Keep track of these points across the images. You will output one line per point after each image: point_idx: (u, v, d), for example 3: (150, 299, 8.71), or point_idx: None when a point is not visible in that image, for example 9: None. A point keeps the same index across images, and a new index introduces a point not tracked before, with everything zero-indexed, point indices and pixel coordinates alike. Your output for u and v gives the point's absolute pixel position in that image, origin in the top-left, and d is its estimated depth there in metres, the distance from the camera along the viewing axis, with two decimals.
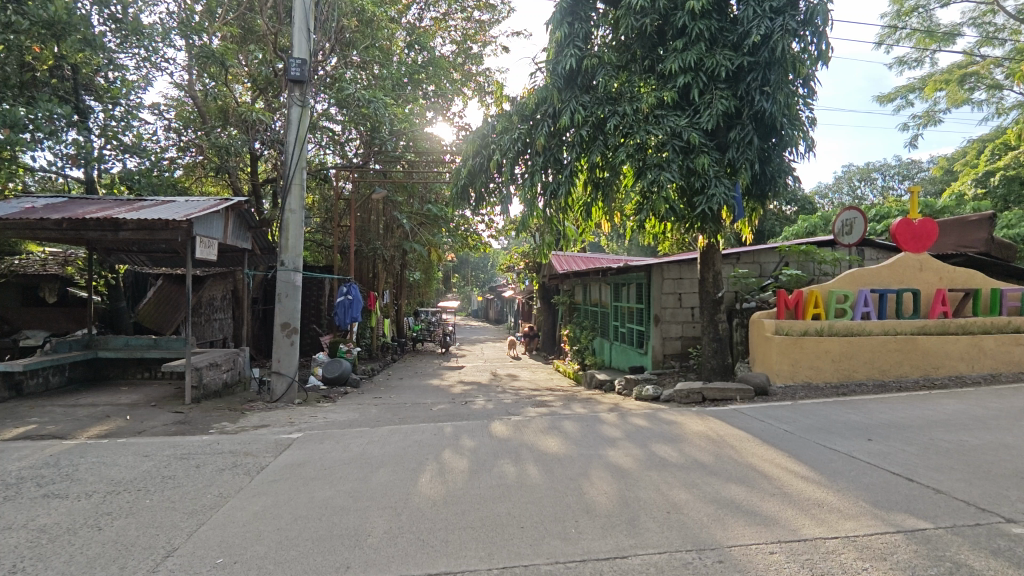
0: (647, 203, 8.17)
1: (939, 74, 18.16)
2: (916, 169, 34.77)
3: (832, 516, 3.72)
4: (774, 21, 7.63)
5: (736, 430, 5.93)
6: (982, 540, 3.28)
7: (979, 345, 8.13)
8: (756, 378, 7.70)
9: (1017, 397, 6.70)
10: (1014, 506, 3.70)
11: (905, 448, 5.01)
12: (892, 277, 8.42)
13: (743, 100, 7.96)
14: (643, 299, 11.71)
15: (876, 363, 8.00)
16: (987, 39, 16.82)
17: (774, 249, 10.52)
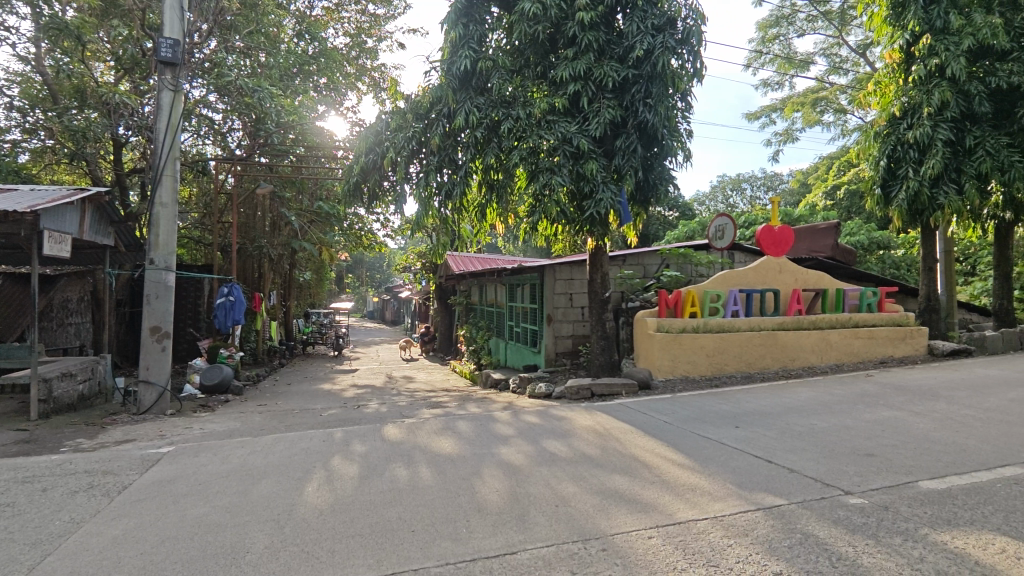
0: (539, 206, 8.41)
1: (797, 97, 20.33)
2: (778, 182, 38.63)
3: (704, 499, 4.03)
4: (656, 38, 8.12)
5: (621, 424, 6.24)
6: (826, 511, 3.70)
7: (827, 339, 9.18)
8: (640, 373, 8.17)
9: (855, 384, 7.64)
10: (851, 480, 4.22)
11: (766, 433, 5.54)
12: (756, 278, 9.29)
13: (628, 111, 8.40)
14: (536, 300, 12.01)
15: (743, 357, 8.79)
16: (834, 69, 19.07)
17: (655, 252, 11.22)
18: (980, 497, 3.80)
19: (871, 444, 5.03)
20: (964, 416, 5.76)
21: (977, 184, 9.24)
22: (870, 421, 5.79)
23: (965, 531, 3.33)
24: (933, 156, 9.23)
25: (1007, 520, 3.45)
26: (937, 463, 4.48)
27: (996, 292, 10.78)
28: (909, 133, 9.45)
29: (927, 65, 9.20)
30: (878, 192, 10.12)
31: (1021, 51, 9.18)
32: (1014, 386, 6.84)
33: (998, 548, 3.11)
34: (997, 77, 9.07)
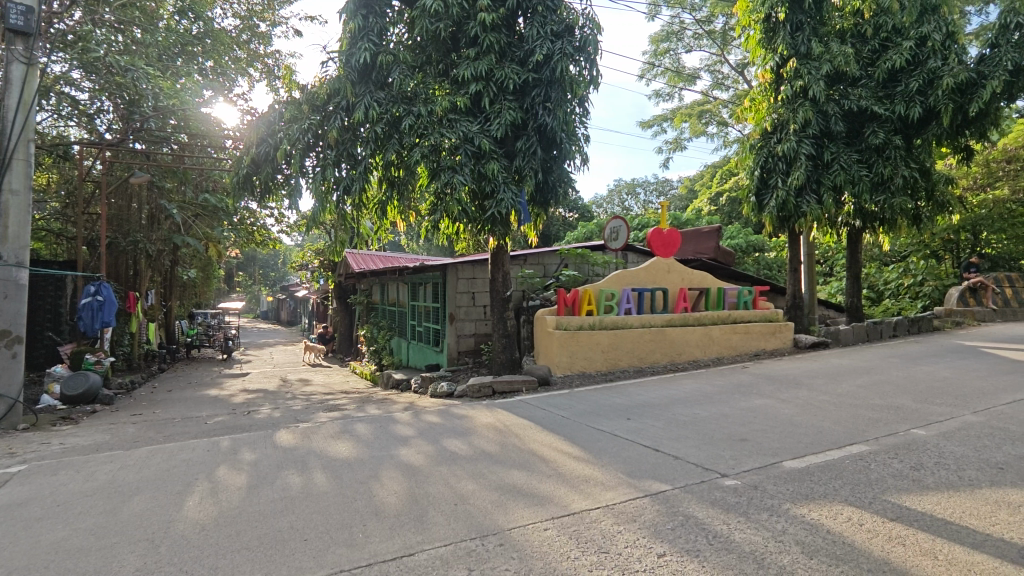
0: (441, 204, 8.39)
1: (685, 109, 21.75)
2: (667, 187, 41.13)
3: (597, 488, 4.22)
4: (555, 43, 8.34)
5: (521, 420, 6.36)
6: (705, 494, 4.00)
7: (709, 334, 9.91)
8: (539, 370, 8.38)
9: (732, 375, 8.32)
10: (727, 463, 4.60)
11: (654, 423, 5.89)
12: (646, 278, 9.84)
13: (528, 113, 8.57)
14: (439, 299, 11.94)
15: (635, 352, 9.27)
16: (717, 84, 20.61)
17: (555, 252, 11.55)
18: (832, 472, 4.29)
19: (745, 430, 5.50)
20: (821, 402, 6.45)
21: (833, 195, 10.38)
22: (744, 408, 6.34)
23: (820, 503, 3.74)
24: (798, 168, 10.25)
25: (853, 492, 3.91)
26: (798, 444, 4.99)
27: (849, 291, 12.15)
28: (778, 147, 10.44)
29: (793, 86, 10.20)
30: (753, 199, 11.08)
31: (868, 78, 10.43)
32: (861, 373, 7.78)
33: (845, 517, 3.53)
34: (849, 100, 10.25)
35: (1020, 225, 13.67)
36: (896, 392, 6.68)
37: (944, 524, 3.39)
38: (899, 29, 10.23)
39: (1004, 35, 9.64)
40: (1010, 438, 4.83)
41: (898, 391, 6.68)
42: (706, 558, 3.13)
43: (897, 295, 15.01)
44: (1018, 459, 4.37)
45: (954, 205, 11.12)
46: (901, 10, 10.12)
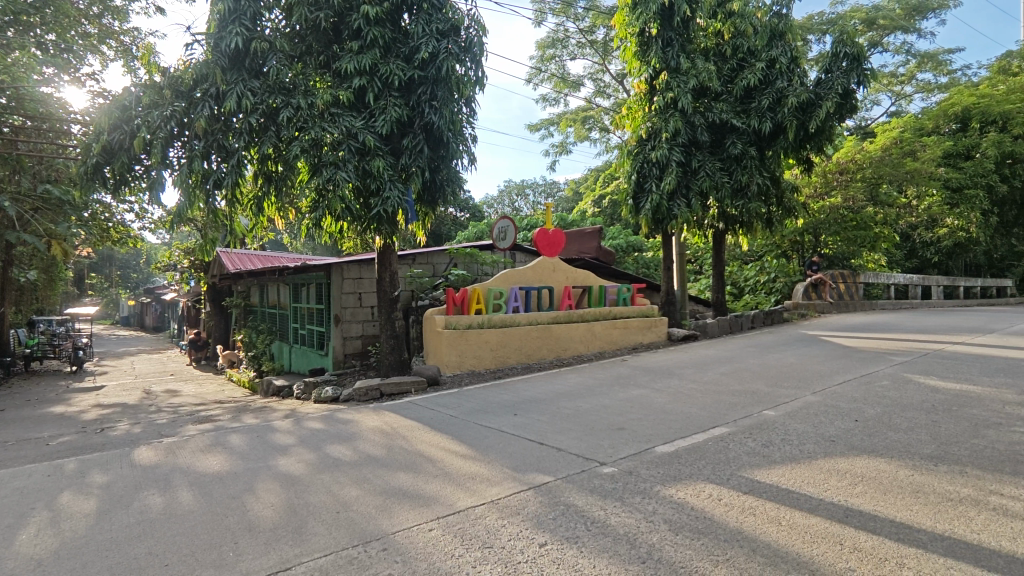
0: (323, 201, 8.06)
1: (571, 114, 22.62)
2: (555, 189, 42.59)
3: (482, 485, 4.27)
4: (440, 42, 8.29)
5: (409, 421, 6.28)
6: (586, 482, 4.20)
7: (592, 330, 10.38)
8: (429, 370, 8.31)
9: (613, 368, 8.78)
10: (605, 452, 4.85)
11: (539, 418, 6.06)
12: (533, 276, 10.11)
13: (414, 110, 8.45)
14: (323, 300, 11.45)
15: (522, 349, 9.49)
16: (599, 92, 21.64)
17: (444, 251, 11.52)
18: (697, 454, 4.68)
19: (623, 420, 5.83)
20: (690, 390, 7.00)
21: (700, 200, 11.31)
22: (623, 399, 6.72)
23: (686, 483, 4.06)
24: (670, 174, 11.04)
25: (713, 470, 4.29)
26: (669, 430, 5.38)
27: (715, 287, 13.28)
28: (652, 153, 11.18)
29: (665, 97, 10.97)
30: (631, 202, 11.76)
31: (728, 94, 11.46)
32: (723, 362, 8.54)
33: (707, 494, 3.86)
34: (713, 112, 11.21)
35: (851, 229, 15.68)
36: (752, 378, 7.41)
37: (787, 493, 3.82)
38: (753, 51, 11.34)
39: (836, 62, 11.02)
40: (840, 414, 5.55)
41: (753, 377, 7.44)
42: (584, 544, 3.28)
43: (755, 290, 16.66)
44: (846, 432, 5.03)
45: (800, 210, 12.54)
46: (754, 34, 11.25)
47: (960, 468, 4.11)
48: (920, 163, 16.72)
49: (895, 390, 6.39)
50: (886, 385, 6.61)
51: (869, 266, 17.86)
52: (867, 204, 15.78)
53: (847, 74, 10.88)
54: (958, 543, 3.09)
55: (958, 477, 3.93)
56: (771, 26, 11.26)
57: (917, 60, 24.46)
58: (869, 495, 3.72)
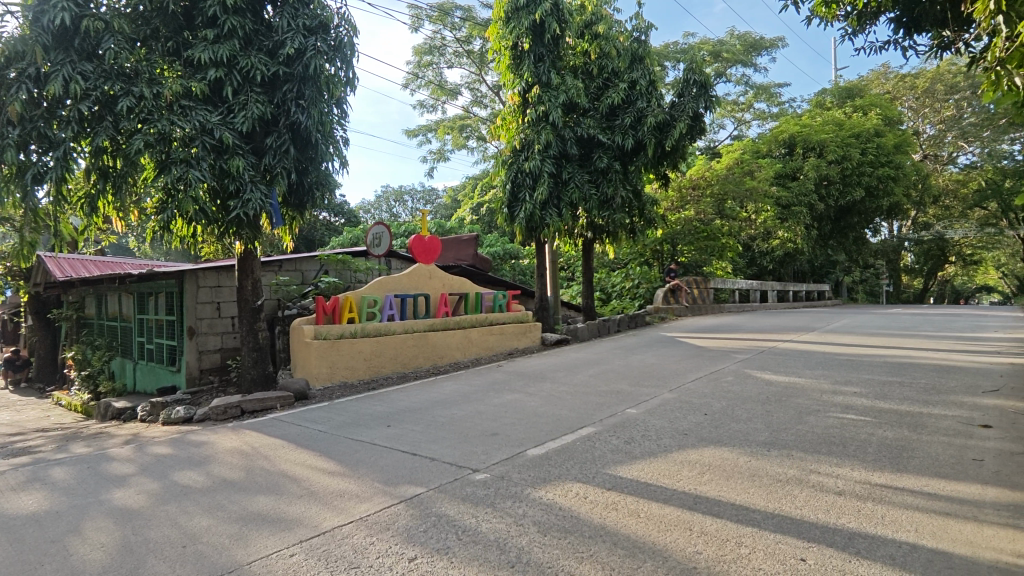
0: (172, 202, 7.31)
1: (448, 122, 22.72)
2: (434, 197, 42.60)
3: (351, 502, 4.08)
4: (308, 38, 7.89)
5: (272, 439, 5.86)
6: (459, 491, 4.17)
7: (468, 336, 10.42)
8: (296, 384, 7.83)
9: (488, 374, 8.88)
10: (479, 458, 4.88)
11: (413, 428, 5.95)
12: (408, 284, 9.96)
13: (279, 109, 7.96)
14: (173, 310, 10.37)
15: (397, 357, 9.29)
16: (476, 102, 21.99)
17: (314, 257, 10.98)
18: (565, 455, 4.86)
19: (496, 425, 5.90)
20: (560, 392, 7.26)
21: (570, 210, 11.85)
22: (497, 404, 6.80)
23: (554, 484, 4.19)
24: (542, 185, 11.44)
25: (580, 469, 4.48)
26: (540, 433, 5.54)
27: (584, 293, 13.94)
28: (526, 164, 11.53)
29: (537, 110, 11.38)
30: (506, 211, 12.01)
31: (594, 110, 12.15)
32: (592, 364, 8.99)
33: (574, 493, 4.01)
34: (581, 127, 11.83)
35: (703, 240, 17.39)
36: (617, 378, 7.87)
37: (645, 486, 4.08)
38: (617, 72, 12.14)
39: (687, 87, 12.09)
40: (692, 409, 6.07)
41: (619, 378, 7.91)
42: (455, 553, 3.25)
43: (621, 296, 17.73)
44: (697, 425, 5.50)
45: (659, 222, 13.58)
46: (617, 56, 12.04)
47: (788, 451, 4.66)
48: (757, 182, 18.91)
49: (737, 384, 7.11)
50: (730, 380, 7.35)
51: (718, 273, 19.80)
52: (715, 217, 17.58)
53: (696, 99, 11.99)
54: (785, 519, 3.49)
55: (786, 460, 4.45)
56: (632, 50, 12.12)
57: (754, 91, 27.70)
58: (714, 482, 4.09)
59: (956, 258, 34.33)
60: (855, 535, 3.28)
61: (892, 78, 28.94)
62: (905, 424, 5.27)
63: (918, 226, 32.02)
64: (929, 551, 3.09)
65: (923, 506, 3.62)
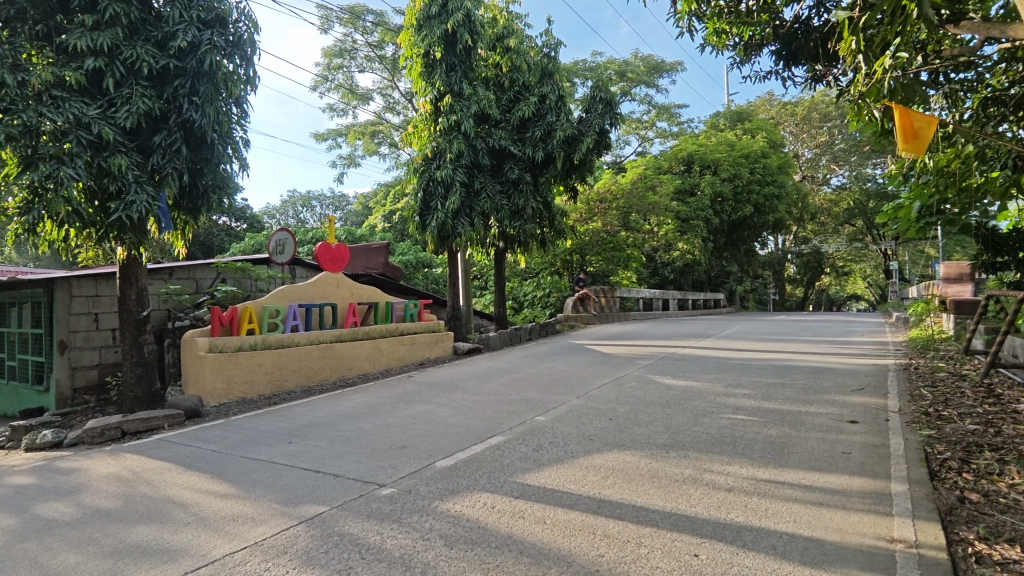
0: (40, 201, 6.57)
1: (359, 127, 22.21)
2: (345, 203, 41.41)
3: (244, 526, 3.82)
4: (202, 32, 7.40)
5: (157, 462, 5.38)
6: (363, 507, 4.03)
7: (378, 347, 10.14)
8: (187, 402, 7.26)
9: (398, 385, 8.69)
10: (385, 473, 4.74)
11: (317, 444, 5.69)
12: (314, 293, 9.57)
13: (169, 105, 7.39)
14: (41, 323, 9.30)
15: (303, 370, 8.87)
16: (388, 108, 21.67)
17: (209, 264, 10.28)
18: (474, 465, 4.84)
19: (405, 437, 5.78)
20: (471, 402, 7.24)
21: (482, 219, 11.92)
22: (406, 416, 6.66)
23: (462, 496, 4.15)
24: (454, 194, 11.45)
25: (489, 479, 4.48)
26: (449, 443, 5.48)
27: (497, 303, 14.01)
28: (437, 172, 11.49)
29: (448, 119, 11.40)
30: (417, 219, 11.87)
31: (506, 122, 12.34)
32: (503, 373, 9.05)
33: (482, 504, 4.00)
34: (493, 138, 11.97)
35: (609, 250, 18.15)
36: (527, 386, 7.96)
37: (552, 493, 4.14)
38: (528, 86, 12.41)
39: (594, 104, 12.55)
40: (598, 414, 6.26)
41: (529, 386, 8.00)
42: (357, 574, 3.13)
43: (533, 305, 18.01)
44: (602, 430, 5.68)
45: (569, 233, 13.95)
46: (528, 70, 12.30)
47: (684, 452, 4.92)
48: (659, 197, 19.97)
49: (639, 389, 7.43)
50: (634, 386, 7.66)
51: (624, 282, 20.64)
52: (621, 229, 18.35)
53: (602, 116, 12.44)
54: (681, 517, 3.67)
55: (683, 460, 4.69)
56: (542, 65, 12.42)
57: (656, 111, 29.33)
58: (617, 485, 4.23)
59: (830, 269, 38.06)
60: (742, 528, 3.51)
61: (776, 105, 31.68)
62: (786, 422, 5.73)
63: (800, 240, 35.12)
64: (806, 539, 3.37)
65: (800, 497, 3.95)
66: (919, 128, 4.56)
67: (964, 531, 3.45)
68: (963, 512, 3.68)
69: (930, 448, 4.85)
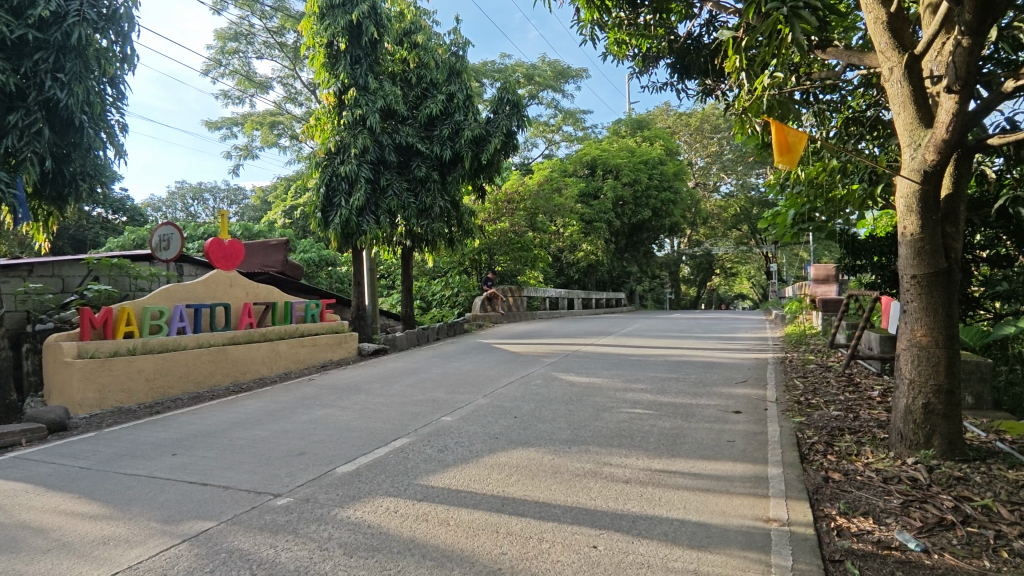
0: None
1: (256, 117, 20.97)
2: (241, 197, 39.00)
3: (117, 550, 3.47)
4: (69, 2, 6.65)
5: (10, 484, 4.76)
6: (255, 520, 3.80)
7: (276, 349, 9.60)
8: (50, 414, 6.49)
9: (297, 389, 8.29)
10: (281, 482, 4.50)
11: (205, 454, 5.30)
12: (204, 293, 8.92)
13: (28, 80, 6.56)
14: None
15: (191, 375, 8.22)
16: (289, 98, 20.64)
17: (79, 261, 9.28)
18: (377, 469, 4.71)
19: (304, 443, 5.52)
20: (375, 404, 7.05)
21: (388, 217, 11.67)
22: (306, 421, 6.36)
23: (363, 501, 4.03)
24: (358, 190, 11.15)
25: (392, 483, 4.38)
26: (351, 448, 5.30)
27: (404, 301, 13.77)
28: (341, 168, 11.14)
29: (353, 113, 11.11)
30: (319, 216, 11.40)
31: (413, 119, 12.15)
32: (409, 374, 8.89)
33: (384, 508, 3.90)
34: (399, 135, 11.77)
35: (517, 250, 18.41)
36: (434, 387, 7.89)
37: (456, 493, 4.12)
38: (435, 83, 12.29)
39: (501, 105, 12.62)
40: (503, 413, 6.31)
41: (435, 386, 7.92)
42: None
43: (441, 304, 17.91)
44: (507, 428, 5.73)
45: (477, 232, 13.97)
46: (435, 68, 12.17)
47: (585, 447, 5.09)
48: (564, 199, 20.53)
49: (544, 386, 7.59)
50: (539, 383, 7.82)
51: (531, 282, 21.02)
52: (527, 230, 18.68)
53: (509, 118, 12.57)
54: (581, 511, 3.78)
55: (584, 455, 4.84)
56: (450, 63, 12.33)
57: (562, 115, 30.13)
58: (520, 482, 4.29)
59: (720, 270, 40.96)
60: (637, 518, 3.67)
61: (672, 115, 33.60)
62: (679, 414, 6.09)
63: (693, 243, 37.49)
64: (694, 524, 3.59)
65: (691, 485, 4.21)
66: (792, 143, 4.98)
67: (828, 507, 3.83)
68: (828, 491, 4.09)
69: (801, 434, 5.34)
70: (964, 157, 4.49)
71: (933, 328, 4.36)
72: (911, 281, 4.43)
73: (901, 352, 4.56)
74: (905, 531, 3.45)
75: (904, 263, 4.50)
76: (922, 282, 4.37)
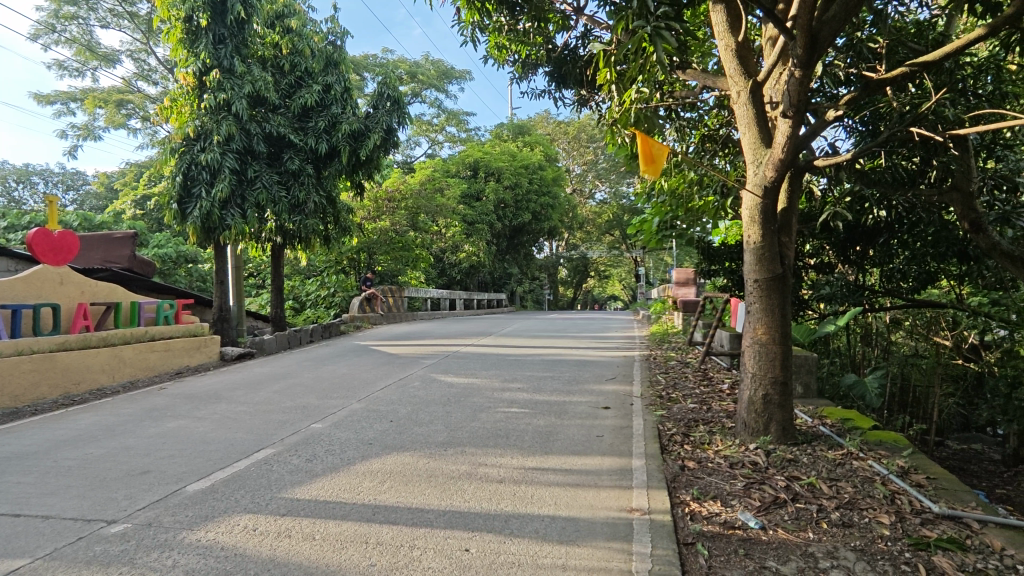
0: None
1: (98, 93, 18.56)
2: (81, 183, 34.39)
3: None
4: None
5: None
6: (81, 553, 3.31)
7: (119, 355, 8.52)
8: None
9: (145, 399, 7.42)
10: (117, 506, 3.99)
11: (20, 480, 4.55)
12: (25, 292, 7.68)
13: None
14: None
15: (7, 388, 7.04)
16: (140, 75, 18.49)
17: None
18: (235, 484, 4.33)
19: (148, 461, 4.93)
20: (237, 413, 6.50)
21: (256, 211, 10.86)
22: (153, 435, 5.70)
23: (217, 521, 3.68)
24: (221, 180, 10.26)
25: (252, 499, 4.04)
26: (205, 463, 4.83)
27: (273, 302, 12.89)
28: (201, 156, 10.18)
29: (216, 97, 10.21)
30: (175, 207, 10.32)
31: (285, 108, 11.43)
32: (277, 379, 8.32)
33: (241, 527, 3.59)
34: (270, 124, 11.02)
35: (397, 250, 17.91)
36: (304, 392, 7.45)
37: (323, 505, 3.91)
38: (311, 72, 11.67)
39: (381, 100, 12.28)
40: (378, 417, 6.11)
41: (305, 392, 7.49)
42: None
43: (315, 305, 16.99)
44: (381, 433, 5.55)
45: (354, 230, 13.43)
46: (311, 56, 11.56)
47: (461, 448, 5.06)
48: (445, 200, 20.37)
49: (422, 389, 7.45)
50: (417, 385, 7.67)
51: (411, 282, 20.63)
52: (408, 229, 18.28)
53: (390, 113, 12.26)
54: (455, 514, 3.74)
55: (459, 457, 4.82)
56: (326, 53, 11.75)
57: (445, 115, 30.02)
58: (393, 489, 4.16)
59: (595, 273, 43.02)
60: (509, 517, 3.71)
61: (552, 123, 34.80)
62: (553, 412, 6.27)
63: (570, 246, 38.99)
64: (564, 519, 3.70)
65: (561, 481, 4.34)
66: (656, 154, 5.32)
67: (683, 493, 4.13)
68: (683, 478, 4.42)
69: (662, 426, 5.74)
70: (796, 175, 5.07)
71: (771, 326, 4.88)
72: (754, 284, 4.92)
73: (746, 348, 5.04)
74: (747, 511, 3.82)
75: (749, 269, 4.98)
76: (762, 286, 4.87)
